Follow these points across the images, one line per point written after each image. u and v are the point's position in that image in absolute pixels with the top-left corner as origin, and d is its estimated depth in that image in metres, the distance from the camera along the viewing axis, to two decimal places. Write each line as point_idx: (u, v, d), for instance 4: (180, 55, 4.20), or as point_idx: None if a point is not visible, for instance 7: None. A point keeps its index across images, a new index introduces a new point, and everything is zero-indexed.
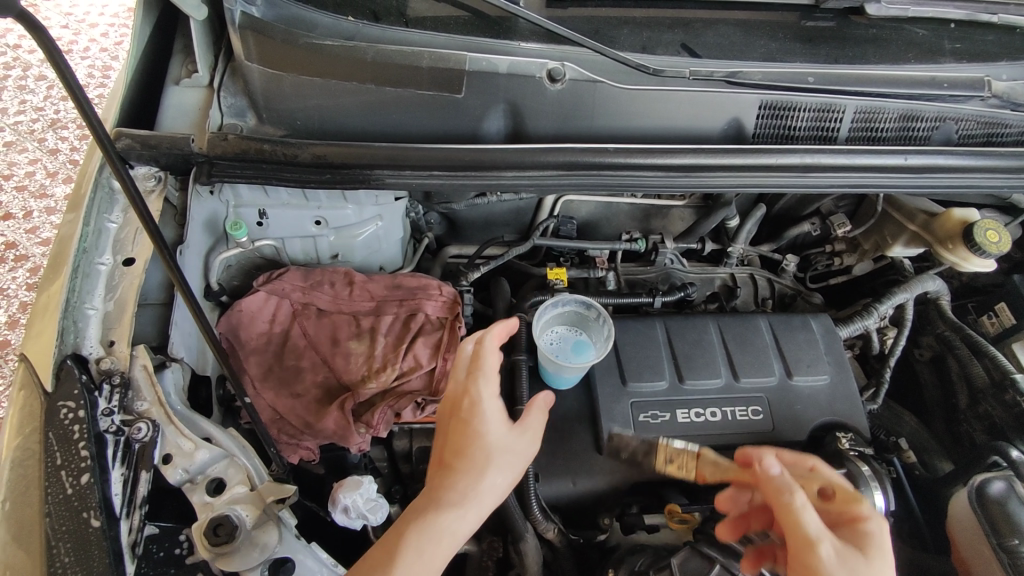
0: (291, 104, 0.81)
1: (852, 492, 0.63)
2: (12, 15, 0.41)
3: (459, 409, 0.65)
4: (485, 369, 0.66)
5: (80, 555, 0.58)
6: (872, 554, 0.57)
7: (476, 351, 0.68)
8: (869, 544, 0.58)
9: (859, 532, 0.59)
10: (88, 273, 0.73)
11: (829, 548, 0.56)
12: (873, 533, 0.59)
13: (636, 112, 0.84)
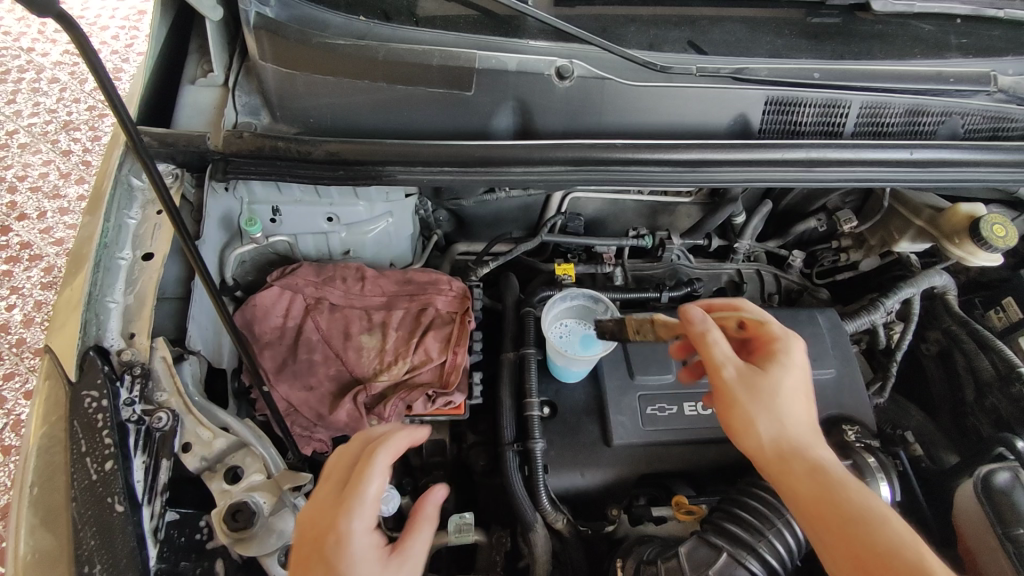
0: (305, 102, 0.83)
1: (769, 325, 0.77)
2: (52, 15, 0.43)
3: (322, 553, 0.57)
4: (365, 497, 0.59)
5: (105, 538, 0.60)
6: (773, 369, 0.72)
7: (359, 473, 0.60)
8: (774, 362, 0.72)
9: (770, 352, 0.74)
10: (109, 267, 0.75)
11: (733, 369, 0.71)
12: (781, 355, 0.73)
13: (643, 108, 0.85)
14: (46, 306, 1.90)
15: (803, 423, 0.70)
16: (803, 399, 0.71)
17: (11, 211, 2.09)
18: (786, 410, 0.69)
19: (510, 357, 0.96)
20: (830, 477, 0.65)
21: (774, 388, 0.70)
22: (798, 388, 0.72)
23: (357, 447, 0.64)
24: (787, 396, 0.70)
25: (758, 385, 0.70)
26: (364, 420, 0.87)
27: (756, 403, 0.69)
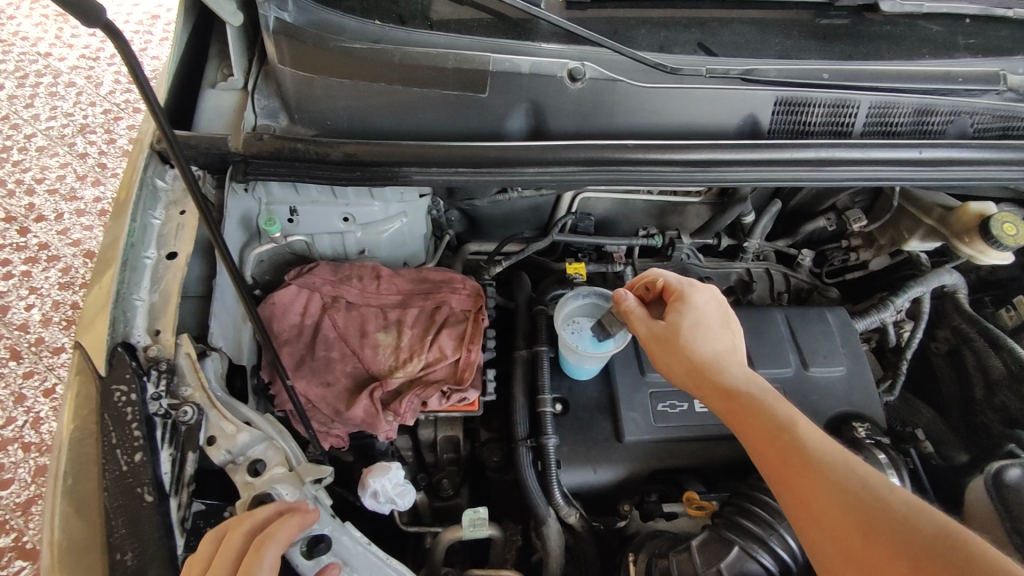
0: (322, 105, 0.85)
1: (670, 274, 0.85)
2: (99, 24, 0.45)
3: None
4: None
5: (134, 527, 0.63)
6: (673, 314, 0.80)
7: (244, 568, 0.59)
8: (676, 308, 0.81)
9: (674, 299, 0.82)
10: (136, 266, 0.77)
11: (644, 327, 0.81)
12: (681, 300, 0.81)
13: (654, 109, 0.86)
14: (64, 306, 1.94)
15: (711, 350, 0.77)
16: (709, 330, 0.79)
17: (28, 213, 2.13)
18: (691, 344, 0.77)
19: (523, 354, 0.98)
20: (734, 391, 0.72)
21: (675, 330, 0.79)
22: (700, 323, 0.79)
23: (241, 530, 0.62)
24: (690, 333, 0.78)
25: (662, 335, 0.79)
26: (380, 415, 0.89)
27: (663, 349, 0.78)
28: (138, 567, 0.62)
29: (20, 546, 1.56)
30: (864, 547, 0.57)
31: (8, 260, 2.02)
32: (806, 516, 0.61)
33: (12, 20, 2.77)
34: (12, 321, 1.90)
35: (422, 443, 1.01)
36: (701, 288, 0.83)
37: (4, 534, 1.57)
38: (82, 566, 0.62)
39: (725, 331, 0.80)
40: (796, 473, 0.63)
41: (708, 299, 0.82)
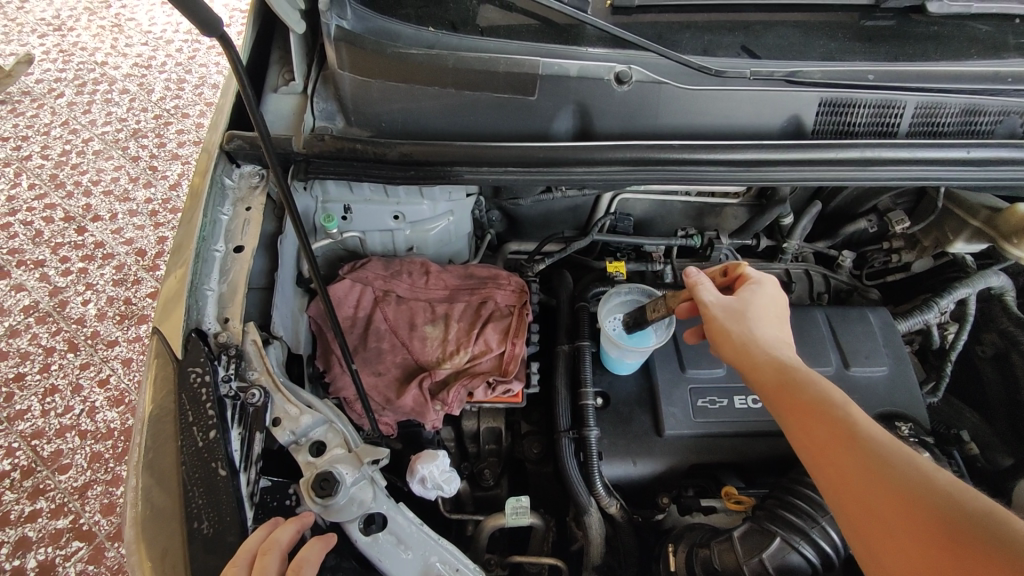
0: (379, 108, 0.90)
1: (749, 266, 0.88)
2: (216, 35, 0.50)
3: None
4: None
5: (210, 497, 0.67)
6: (743, 294, 0.83)
7: (258, 563, 0.62)
8: (748, 291, 0.84)
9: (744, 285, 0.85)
10: (207, 258, 0.82)
11: (712, 296, 0.83)
12: (752, 286, 0.85)
13: (698, 111, 0.88)
14: (117, 302, 2.04)
15: (775, 334, 0.79)
16: (775, 318, 0.81)
17: (85, 213, 2.25)
18: (755, 322, 0.80)
19: (565, 349, 1.01)
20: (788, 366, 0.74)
21: (744, 307, 0.81)
22: (770, 309, 0.82)
23: (272, 554, 0.63)
24: (758, 312, 0.81)
25: (733, 307, 0.81)
26: (429, 404, 0.93)
27: (728, 316, 0.81)
28: (214, 538, 0.66)
29: (77, 528, 1.64)
30: (905, 504, 0.56)
31: (67, 257, 2.13)
32: (841, 480, 0.61)
33: (71, 31, 2.93)
34: (70, 316, 2.00)
35: (465, 434, 1.05)
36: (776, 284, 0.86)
37: (63, 516, 1.66)
38: (161, 536, 0.66)
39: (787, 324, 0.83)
40: (834, 441, 0.64)
41: (779, 295, 0.85)
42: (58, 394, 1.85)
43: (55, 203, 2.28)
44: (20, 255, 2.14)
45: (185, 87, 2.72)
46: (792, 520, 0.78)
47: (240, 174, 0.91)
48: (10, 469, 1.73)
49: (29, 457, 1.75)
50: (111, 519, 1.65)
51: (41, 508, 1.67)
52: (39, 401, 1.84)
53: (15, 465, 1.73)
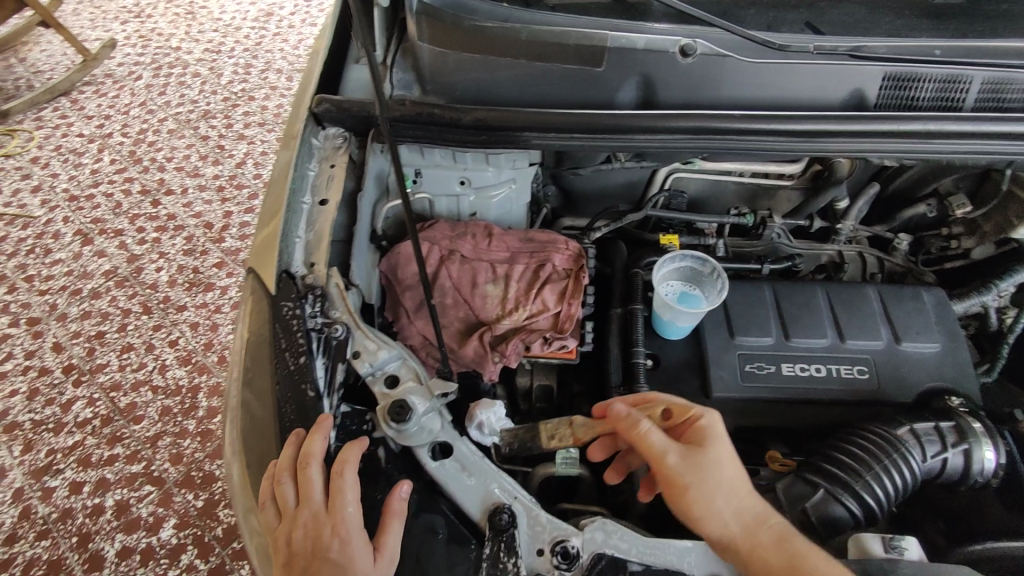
0: (454, 77, 0.96)
1: (692, 408, 0.77)
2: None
3: (289, 554, 0.67)
4: (348, 503, 0.68)
5: (300, 413, 0.76)
6: (707, 446, 0.72)
7: (300, 476, 0.70)
8: (705, 440, 0.73)
9: (697, 430, 0.74)
10: (297, 208, 0.91)
11: (674, 456, 0.71)
12: (711, 431, 0.74)
13: (761, 83, 0.92)
14: (187, 270, 2.15)
15: (747, 491, 0.72)
16: (740, 465, 0.73)
17: (159, 187, 2.41)
18: (725, 480, 0.71)
19: (617, 312, 1.07)
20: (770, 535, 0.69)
21: (717, 466, 0.71)
22: (732, 454, 0.73)
23: (312, 466, 0.70)
24: (730, 472, 0.72)
25: (699, 464, 0.71)
26: (488, 355, 1.00)
27: (705, 500, 0.69)
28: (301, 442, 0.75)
29: (150, 473, 1.71)
30: None
31: (142, 228, 2.28)
32: None
33: (149, 19, 3.13)
34: (144, 281, 2.13)
35: (518, 391, 1.10)
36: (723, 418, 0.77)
37: (137, 462, 1.73)
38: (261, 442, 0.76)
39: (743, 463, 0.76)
40: None
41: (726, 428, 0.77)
42: (134, 351, 1.96)
43: (133, 177, 2.43)
44: (102, 223, 2.28)
45: (251, 72, 2.86)
46: (835, 474, 0.81)
47: (325, 136, 0.99)
48: (90, 417, 1.82)
49: (107, 406, 1.84)
50: (179, 468, 1.72)
51: (117, 453, 1.75)
52: (117, 357, 1.94)
53: (95, 414, 1.82)
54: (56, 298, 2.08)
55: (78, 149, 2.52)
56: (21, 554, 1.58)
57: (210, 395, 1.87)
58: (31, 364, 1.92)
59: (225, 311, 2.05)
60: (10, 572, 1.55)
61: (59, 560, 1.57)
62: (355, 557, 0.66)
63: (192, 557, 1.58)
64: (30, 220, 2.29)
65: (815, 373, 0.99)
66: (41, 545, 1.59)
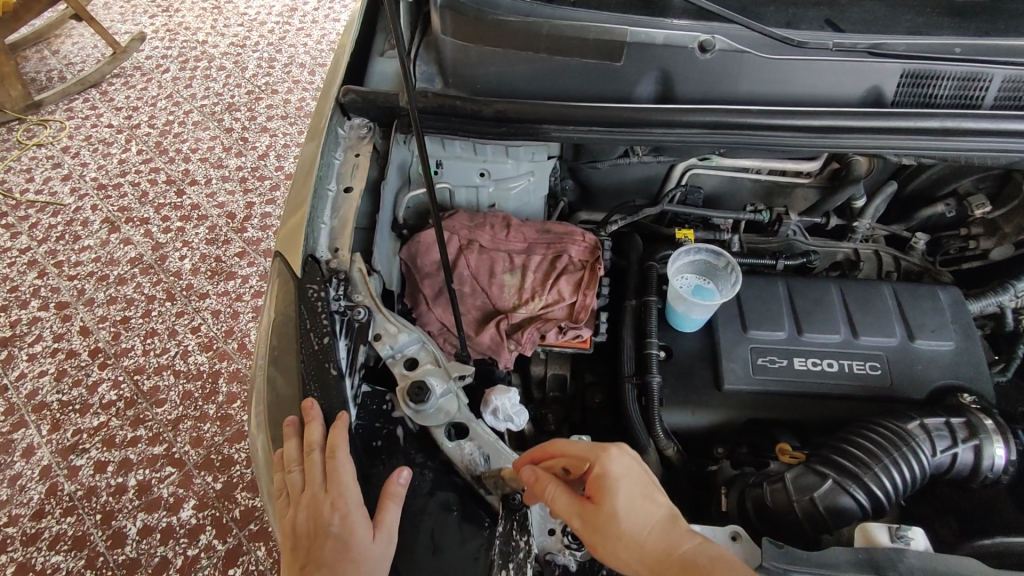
0: (475, 70, 0.98)
1: (583, 451, 0.71)
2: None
3: (296, 533, 0.71)
4: (346, 485, 0.72)
5: (323, 391, 0.78)
6: (602, 498, 0.67)
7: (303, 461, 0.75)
8: (601, 492, 0.67)
9: (594, 480, 0.68)
10: (323, 195, 0.94)
11: (576, 519, 0.68)
12: (602, 478, 0.68)
13: (779, 78, 0.93)
14: (210, 259, 2.20)
15: (656, 531, 0.66)
16: (645, 506, 0.67)
17: (184, 177, 2.46)
18: (631, 530, 0.65)
19: (632, 304, 1.08)
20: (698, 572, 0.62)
21: (613, 518, 0.66)
22: (634, 496, 0.67)
23: (313, 452, 0.74)
24: (630, 520, 0.66)
25: (598, 520, 0.66)
26: (504, 343, 1.02)
27: (618, 557, 0.65)
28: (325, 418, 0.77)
29: (171, 455, 1.75)
30: None
31: (167, 217, 2.32)
32: None
33: (177, 13, 3.20)
34: (168, 269, 2.17)
35: (532, 379, 1.12)
36: (619, 455, 0.69)
37: (158, 443, 1.78)
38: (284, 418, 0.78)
39: (657, 493, 0.69)
40: None
41: (627, 464, 0.69)
42: (157, 336, 2.00)
43: (159, 167, 2.49)
44: (128, 212, 2.34)
45: (275, 66, 2.91)
46: (844, 465, 0.82)
47: (350, 126, 1.02)
48: (115, 399, 1.87)
49: (132, 389, 1.89)
50: (200, 450, 1.76)
51: (140, 435, 1.80)
52: (141, 342, 1.99)
53: (120, 396, 1.87)
54: (84, 283, 2.13)
55: (107, 139, 2.59)
56: (48, 528, 1.63)
57: (230, 381, 1.90)
58: (59, 346, 1.97)
59: (246, 300, 2.09)
60: (38, 545, 1.61)
61: (83, 537, 1.62)
62: (354, 532, 0.70)
63: (211, 537, 1.62)
64: (60, 207, 2.35)
65: (827, 367, 1.00)
66: (66, 520, 1.64)
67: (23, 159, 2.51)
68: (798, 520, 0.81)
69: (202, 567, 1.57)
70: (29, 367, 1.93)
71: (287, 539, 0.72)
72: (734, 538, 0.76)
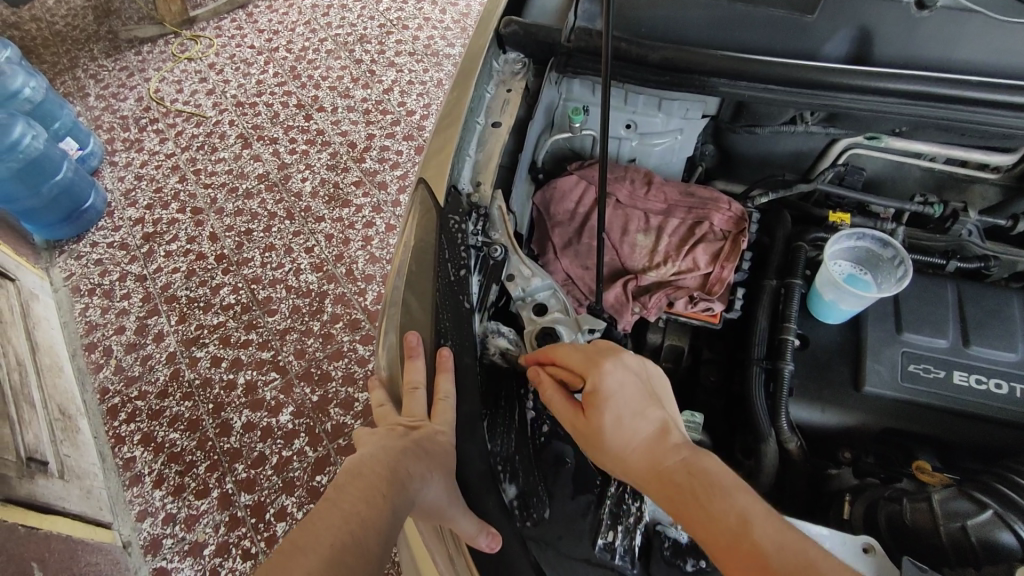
0: (643, 12, 0.90)
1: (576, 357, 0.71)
2: None
3: (381, 434, 0.68)
4: (451, 422, 0.71)
5: (455, 324, 0.78)
6: (589, 409, 0.67)
7: (406, 385, 0.73)
8: (589, 404, 0.67)
9: (588, 394, 0.68)
10: (471, 126, 0.92)
11: (570, 425, 0.70)
12: (591, 391, 0.67)
13: (1004, 46, 0.82)
14: (329, 184, 2.28)
15: (641, 446, 0.64)
16: (632, 419, 0.65)
17: (313, 103, 2.54)
18: (611, 438, 0.65)
19: (771, 284, 1.01)
20: (674, 485, 0.60)
21: (598, 430, 0.66)
22: (622, 412, 0.66)
23: (418, 387, 0.72)
24: (616, 433, 0.65)
25: (584, 428, 0.67)
26: (629, 304, 0.97)
27: (602, 459, 0.67)
28: (455, 367, 0.76)
29: (276, 362, 1.88)
30: None
31: (295, 139, 2.42)
32: None
33: None
34: (291, 188, 2.28)
35: (647, 346, 1.06)
36: (612, 368, 0.68)
37: (267, 350, 1.91)
38: (403, 344, 0.76)
39: (653, 409, 0.66)
40: None
41: (622, 380, 0.68)
42: (275, 251, 2.12)
43: (292, 90, 2.59)
44: (261, 131, 2.46)
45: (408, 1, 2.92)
46: (1011, 499, 0.73)
47: (505, 60, 1.00)
48: (234, 302, 2.01)
49: (248, 296, 2.02)
50: (303, 362, 1.87)
51: (252, 339, 1.93)
52: (260, 254, 2.11)
53: (238, 301, 2.01)
54: (217, 192, 2.28)
55: (248, 60, 2.72)
56: (169, 408, 1.81)
57: (335, 302, 1.99)
58: (191, 248, 2.14)
59: (357, 228, 2.16)
60: (160, 421, 1.79)
61: (196, 421, 1.78)
62: (446, 461, 0.68)
63: (304, 443, 1.73)
64: (203, 119, 2.50)
65: (992, 389, 0.88)
66: (184, 404, 1.81)
67: (175, 71, 2.68)
68: (943, 546, 0.73)
69: (293, 469, 1.68)
70: (165, 262, 2.11)
71: (374, 430, 0.71)
72: (866, 550, 0.71)
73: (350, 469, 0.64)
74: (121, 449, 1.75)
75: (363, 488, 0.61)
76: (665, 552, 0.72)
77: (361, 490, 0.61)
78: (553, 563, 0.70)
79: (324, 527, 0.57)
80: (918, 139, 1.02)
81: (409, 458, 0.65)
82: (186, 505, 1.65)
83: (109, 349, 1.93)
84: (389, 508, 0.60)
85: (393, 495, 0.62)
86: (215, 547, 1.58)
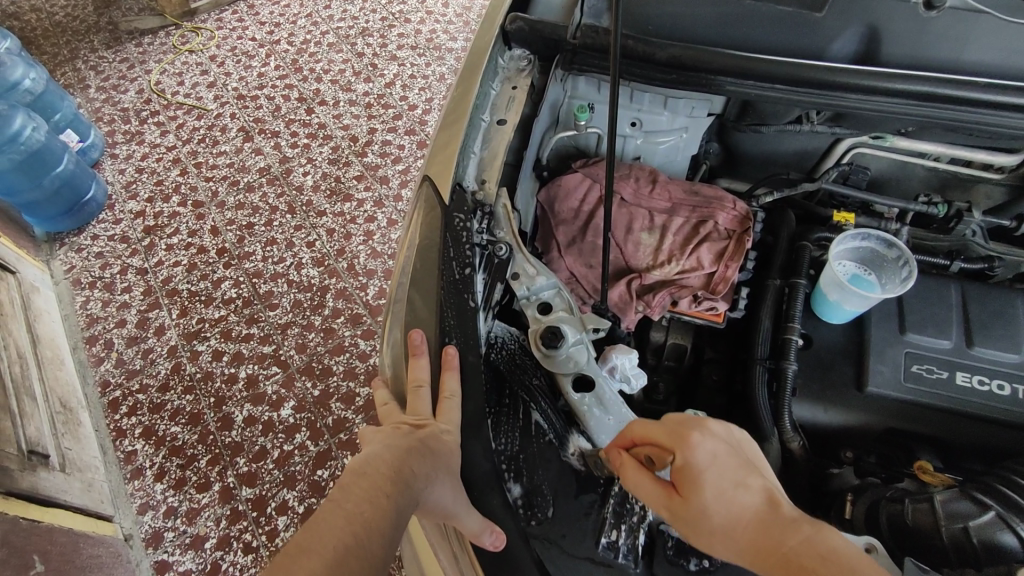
0: (651, 10, 0.90)
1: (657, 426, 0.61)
2: None
3: (386, 433, 0.68)
4: (456, 422, 0.71)
5: (460, 322, 0.78)
6: (686, 491, 0.57)
7: (411, 384, 0.73)
8: (684, 485, 0.57)
9: (679, 472, 0.58)
10: (476, 123, 0.91)
11: (665, 513, 0.59)
12: (683, 467, 0.58)
13: (1013, 48, 0.82)
14: (330, 178, 2.28)
15: (754, 528, 0.53)
16: (736, 496, 0.55)
17: (315, 96, 2.53)
18: (719, 523, 0.55)
19: (775, 284, 1.01)
20: (811, 575, 0.49)
21: (700, 514, 0.56)
22: (722, 486, 0.56)
23: (423, 385, 0.72)
24: (722, 514, 0.55)
25: (685, 515, 0.57)
26: (633, 303, 0.97)
27: (712, 550, 0.56)
28: (460, 366, 0.76)
29: (277, 356, 1.88)
30: None
31: (296, 132, 2.42)
32: None
33: None
34: (292, 182, 2.27)
35: (649, 345, 1.06)
36: (702, 437, 0.58)
37: (268, 344, 1.91)
38: (408, 342, 0.76)
39: (755, 477, 0.56)
40: None
41: (715, 448, 0.58)
42: (276, 245, 2.11)
43: (294, 84, 2.58)
44: (262, 124, 2.45)
45: None
46: (1014, 500, 0.73)
47: (510, 57, 1.00)
48: (235, 296, 2.01)
49: (250, 290, 2.02)
50: (304, 356, 1.87)
51: (254, 333, 1.93)
52: (262, 248, 2.11)
53: (239, 295, 2.01)
54: (218, 186, 2.27)
55: (250, 52, 2.70)
56: (170, 401, 1.81)
57: (336, 297, 1.99)
58: (192, 242, 2.13)
59: (359, 223, 2.15)
60: (161, 415, 1.79)
61: (198, 415, 1.78)
62: (451, 460, 0.68)
63: (305, 437, 1.73)
64: (204, 112, 2.49)
65: (995, 390, 0.88)
66: (185, 398, 1.81)
67: (175, 63, 2.67)
68: (943, 547, 0.73)
69: (295, 463, 1.69)
70: (166, 255, 2.11)
71: (379, 429, 0.71)
72: (868, 551, 0.72)
73: (355, 467, 0.63)
74: (123, 442, 1.75)
75: (368, 488, 0.61)
76: (668, 552, 0.72)
77: (364, 490, 0.61)
78: (556, 564, 0.70)
79: (328, 526, 0.56)
80: (924, 140, 1.02)
81: (415, 458, 0.65)
82: (187, 499, 1.65)
83: (109, 343, 1.93)
84: (394, 508, 0.60)
85: (398, 494, 0.61)
86: (216, 541, 1.59)
